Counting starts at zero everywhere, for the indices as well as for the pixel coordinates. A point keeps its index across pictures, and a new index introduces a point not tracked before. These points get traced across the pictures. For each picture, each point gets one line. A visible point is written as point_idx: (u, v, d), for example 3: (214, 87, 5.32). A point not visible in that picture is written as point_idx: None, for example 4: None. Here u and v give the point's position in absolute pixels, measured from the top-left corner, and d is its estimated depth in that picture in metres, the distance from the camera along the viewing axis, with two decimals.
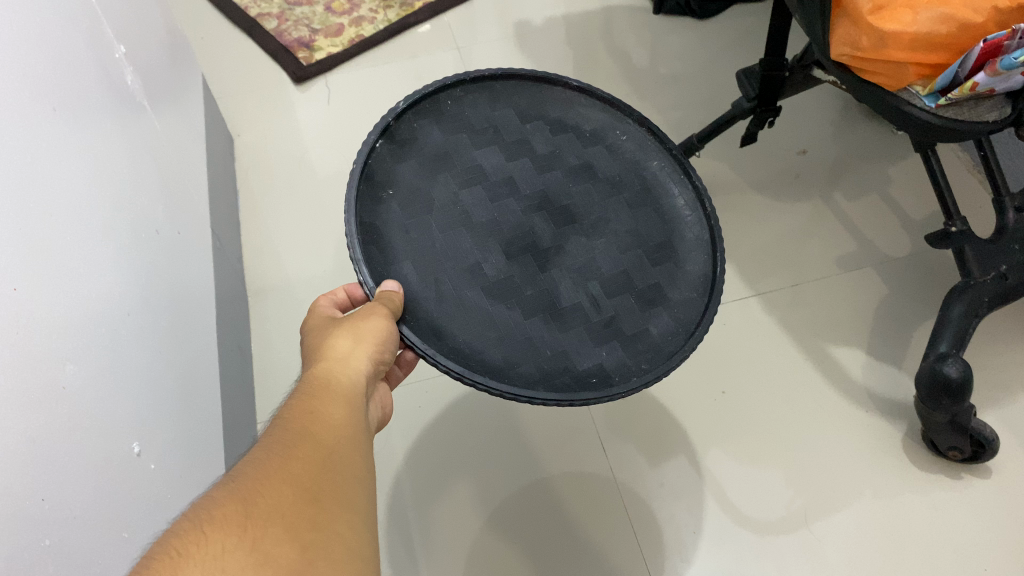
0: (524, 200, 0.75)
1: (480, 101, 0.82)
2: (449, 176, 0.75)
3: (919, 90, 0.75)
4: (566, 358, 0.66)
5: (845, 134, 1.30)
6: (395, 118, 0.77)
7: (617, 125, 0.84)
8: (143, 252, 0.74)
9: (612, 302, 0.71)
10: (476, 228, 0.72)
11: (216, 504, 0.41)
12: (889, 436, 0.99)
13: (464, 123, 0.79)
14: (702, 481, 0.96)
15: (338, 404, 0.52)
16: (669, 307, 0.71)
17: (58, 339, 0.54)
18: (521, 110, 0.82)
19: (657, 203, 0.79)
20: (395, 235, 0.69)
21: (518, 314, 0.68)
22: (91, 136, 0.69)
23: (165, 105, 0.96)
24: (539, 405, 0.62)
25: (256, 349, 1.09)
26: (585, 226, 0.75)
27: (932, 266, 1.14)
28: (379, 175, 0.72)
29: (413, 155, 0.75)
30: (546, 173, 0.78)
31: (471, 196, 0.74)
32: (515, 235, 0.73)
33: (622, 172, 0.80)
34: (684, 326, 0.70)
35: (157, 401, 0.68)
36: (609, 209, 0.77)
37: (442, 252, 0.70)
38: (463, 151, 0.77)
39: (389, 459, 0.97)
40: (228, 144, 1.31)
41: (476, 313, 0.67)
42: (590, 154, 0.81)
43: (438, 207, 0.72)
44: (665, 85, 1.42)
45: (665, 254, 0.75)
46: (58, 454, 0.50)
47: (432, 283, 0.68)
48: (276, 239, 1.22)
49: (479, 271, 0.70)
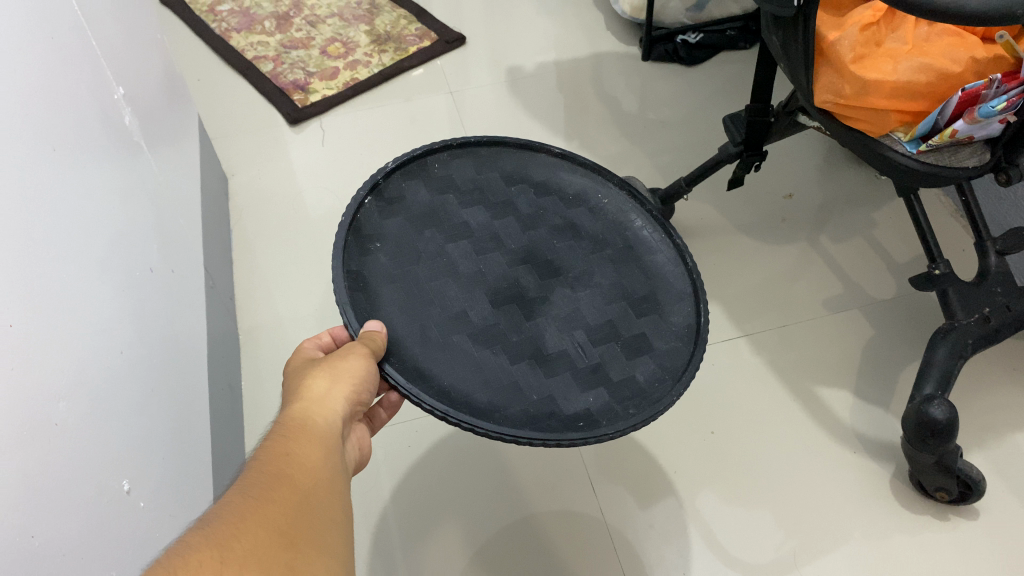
0: (508, 254, 0.77)
1: (465, 165, 0.84)
2: (436, 232, 0.76)
3: (901, 136, 0.77)
4: (553, 403, 0.67)
5: (830, 179, 1.33)
6: (384, 177, 0.79)
7: (599, 189, 0.86)
8: (138, 290, 0.75)
9: (598, 350, 0.71)
10: (462, 279, 0.73)
11: (191, 548, 0.39)
12: (878, 477, 1.00)
13: (451, 184, 0.81)
14: (692, 522, 0.96)
15: (313, 446, 0.52)
16: (655, 356, 0.72)
17: (52, 374, 0.54)
18: (505, 173, 0.84)
19: (640, 260, 0.80)
20: (382, 283, 0.70)
21: (504, 359, 0.69)
22: (90, 174, 0.71)
23: (163, 146, 0.97)
24: (526, 444, 0.61)
25: (247, 388, 1.09)
26: (569, 279, 0.77)
27: (916, 308, 1.16)
28: (368, 228, 0.74)
29: (402, 213, 0.77)
30: (531, 231, 0.80)
31: (458, 249, 0.76)
32: (501, 285, 0.74)
33: (604, 232, 0.82)
34: (670, 373, 0.70)
35: (148, 439, 0.68)
36: (592, 265, 0.78)
37: (429, 300, 0.71)
38: (450, 210, 0.79)
39: (379, 499, 0.97)
40: (222, 184, 1.32)
41: (462, 358, 0.68)
42: (573, 216, 0.83)
43: (425, 258, 0.74)
44: (654, 129, 1.45)
45: (648, 306, 0.76)
46: (48, 489, 0.50)
47: (419, 328, 0.68)
48: (268, 278, 1.22)
49: (465, 318, 0.71)
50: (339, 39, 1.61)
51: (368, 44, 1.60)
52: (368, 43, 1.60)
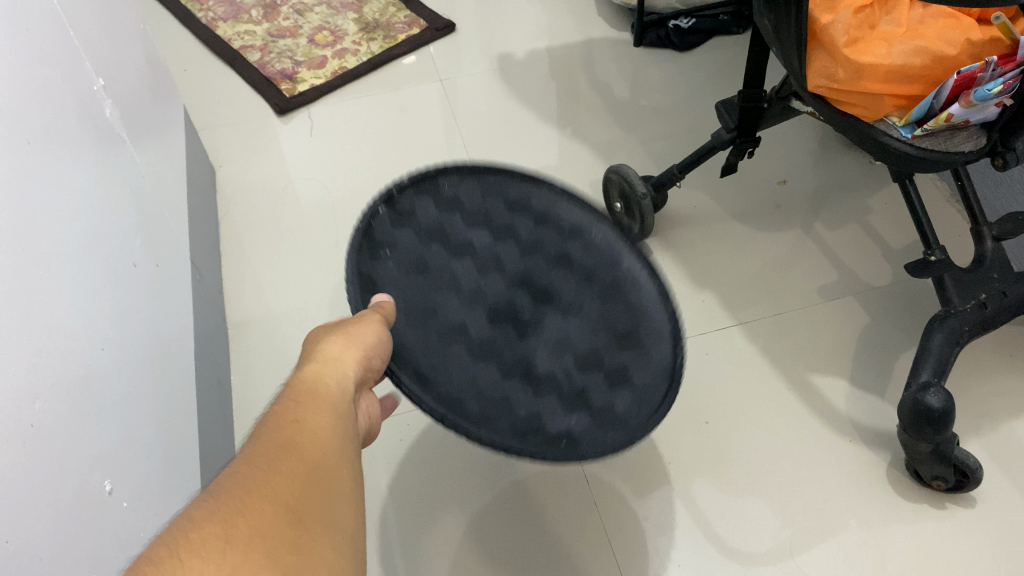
0: (503, 272, 0.74)
1: (476, 184, 0.80)
2: (438, 245, 0.75)
3: (896, 120, 0.76)
4: (538, 418, 0.67)
5: (824, 166, 1.31)
6: (399, 189, 0.78)
7: (606, 217, 0.78)
8: (120, 287, 0.73)
9: (582, 377, 0.69)
10: (455, 296, 0.72)
11: (195, 524, 0.37)
12: (874, 465, 0.99)
13: (460, 205, 0.79)
14: (688, 512, 0.95)
15: (322, 412, 0.50)
16: (630, 388, 0.69)
17: (28, 375, 0.53)
18: (515, 194, 0.79)
19: (636, 290, 0.73)
20: (387, 293, 0.71)
21: (495, 372, 0.69)
22: (69, 170, 0.69)
23: (145, 139, 0.95)
24: (511, 453, 0.63)
25: (237, 383, 1.08)
26: (560, 307, 0.73)
27: (912, 293, 1.15)
28: (379, 236, 0.74)
29: (412, 226, 0.76)
30: (530, 257, 0.76)
31: (455, 265, 0.74)
32: (500, 300, 0.73)
33: (608, 259, 0.76)
34: (646, 406, 0.67)
35: (132, 438, 0.67)
36: (585, 293, 0.74)
37: (429, 312, 0.71)
38: (455, 229, 0.77)
39: (373, 493, 0.96)
40: (210, 177, 1.30)
41: (460, 370, 0.69)
42: (575, 242, 0.77)
43: (427, 271, 0.74)
44: (646, 116, 1.43)
45: (634, 338, 0.71)
46: (24, 492, 0.49)
47: (421, 337, 0.69)
48: (257, 271, 1.21)
49: (457, 333, 0.71)
50: (327, 27, 1.59)
51: (357, 32, 1.58)
52: (356, 31, 1.58)
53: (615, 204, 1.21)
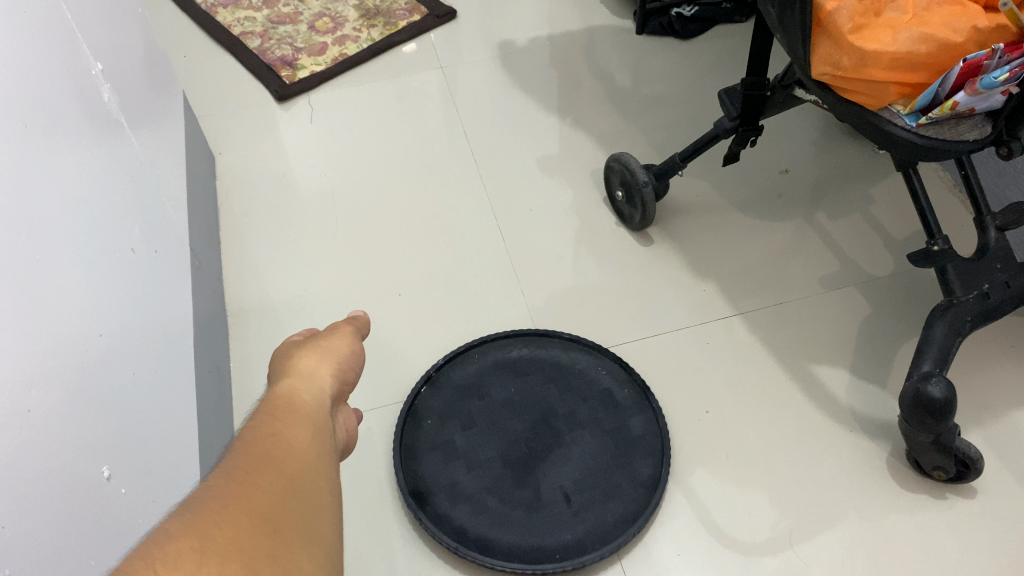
0: (517, 475, 0.94)
1: (506, 349, 1.06)
2: (467, 430, 0.98)
3: (900, 109, 0.75)
4: (540, 545, 0.89)
5: (827, 156, 1.31)
6: (437, 369, 1.03)
7: (599, 364, 1.05)
8: (118, 274, 0.73)
9: (576, 499, 0.92)
10: (475, 458, 0.96)
11: (168, 538, 0.35)
12: (874, 456, 0.98)
13: (492, 361, 1.05)
14: (688, 503, 0.95)
15: (302, 425, 0.47)
16: (609, 533, 0.89)
17: (24, 360, 0.53)
18: (534, 348, 1.06)
19: (619, 428, 0.99)
20: (430, 449, 0.97)
21: (506, 501, 0.92)
22: (66, 156, 0.69)
23: (144, 124, 0.95)
24: (515, 571, 0.86)
25: (236, 370, 1.07)
26: (560, 451, 0.96)
27: (914, 284, 1.14)
28: (423, 411, 1.00)
29: (448, 389, 1.02)
30: (538, 380, 1.03)
31: (479, 431, 0.98)
32: (507, 451, 0.96)
33: (595, 394, 1.02)
34: (605, 544, 0.88)
35: (131, 424, 0.67)
36: (577, 439, 0.98)
37: (458, 458, 0.96)
38: (484, 381, 1.03)
39: (372, 481, 0.96)
40: (210, 163, 1.30)
41: (481, 462, 0.95)
42: (574, 381, 1.03)
43: (458, 432, 0.98)
44: (648, 104, 1.42)
45: (613, 488, 0.93)
46: (21, 479, 0.49)
47: (452, 452, 0.96)
48: (257, 258, 1.20)
49: (478, 479, 0.94)
50: (327, 14, 1.59)
51: (357, 19, 1.57)
52: (357, 18, 1.57)
53: (617, 192, 1.20)
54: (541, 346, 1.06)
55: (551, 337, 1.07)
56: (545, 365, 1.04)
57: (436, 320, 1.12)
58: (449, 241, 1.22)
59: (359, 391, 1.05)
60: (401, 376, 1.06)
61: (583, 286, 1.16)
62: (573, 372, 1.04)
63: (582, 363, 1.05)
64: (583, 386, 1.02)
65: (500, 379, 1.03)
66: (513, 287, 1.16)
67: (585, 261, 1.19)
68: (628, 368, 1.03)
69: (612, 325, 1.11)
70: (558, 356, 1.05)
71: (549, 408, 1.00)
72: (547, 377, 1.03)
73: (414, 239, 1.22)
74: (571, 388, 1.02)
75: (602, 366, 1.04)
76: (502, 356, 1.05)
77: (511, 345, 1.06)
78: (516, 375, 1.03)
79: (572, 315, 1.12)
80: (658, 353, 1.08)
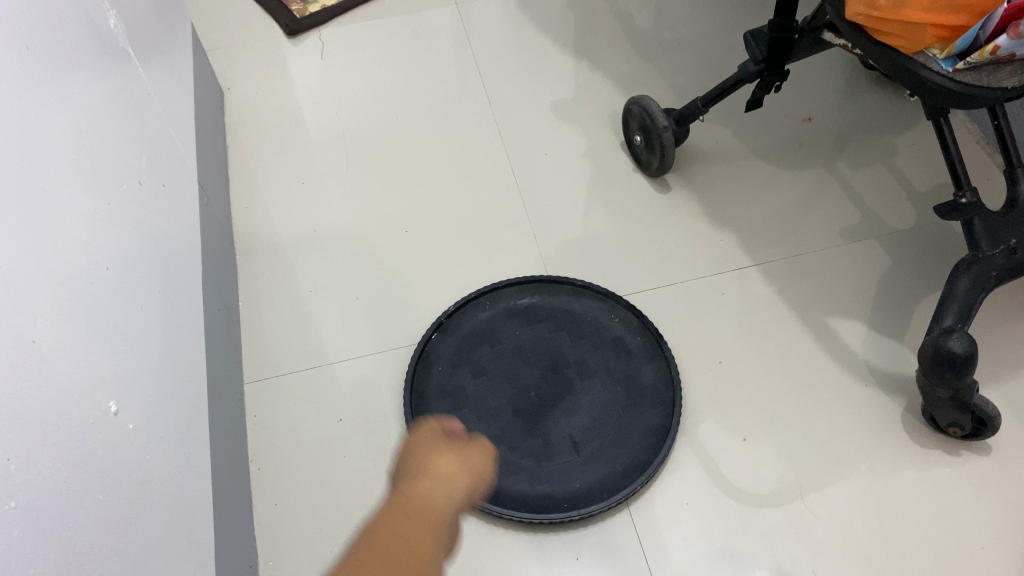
0: (527, 424, 0.93)
1: (518, 297, 1.04)
2: (478, 378, 0.97)
3: (937, 53, 0.72)
4: (547, 495, 0.89)
5: (851, 104, 1.27)
6: (448, 316, 1.02)
7: (611, 312, 1.03)
8: (126, 208, 0.71)
9: (584, 448, 0.92)
10: (486, 407, 0.95)
11: None
12: (889, 411, 0.97)
13: (503, 308, 1.03)
14: (697, 452, 0.94)
15: None
16: (618, 483, 0.89)
17: (28, 291, 0.51)
18: (546, 297, 1.04)
19: (630, 377, 0.97)
20: (440, 396, 0.96)
21: (516, 449, 0.92)
22: (71, 82, 0.66)
23: (152, 55, 0.92)
24: (522, 519, 0.86)
25: (244, 309, 1.07)
26: (571, 400, 0.95)
27: (937, 237, 1.11)
28: (434, 359, 0.99)
29: (460, 337, 1.01)
30: (550, 330, 1.01)
31: (490, 380, 0.97)
32: (518, 399, 0.95)
33: (607, 344, 1.00)
34: (613, 495, 0.88)
35: (138, 359, 0.66)
36: (589, 388, 0.96)
37: (467, 406, 0.95)
38: (495, 330, 1.01)
39: (381, 424, 0.96)
40: (219, 98, 1.27)
41: (492, 411, 0.95)
42: (586, 331, 1.01)
43: (468, 381, 0.97)
44: (669, 47, 1.38)
45: (623, 438, 0.93)
46: (27, 411, 0.48)
47: (462, 400, 0.95)
48: (265, 196, 1.18)
49: (488, 428, 0.93)
50: None
51: None
52: None
53: (635, 136, 1.18)
54: (553, 293, 1.05)
55: (564, 284, 1.05)
56: (557, 313, 1.03)
57: (446, 264, 1.11)
58: (461, 183, 1.20)
59: (368, 333, 1.04)
60: (411, 319, 1.05)
61: (597, 233, 1.14)
62: (585, 320, 1.02)
63: (595, 311, 1.03)
64: (594, 334, 1.01)
65: (512, 327, 1.01)
66: (526, 232, 1.14)
67: (600, 207, 1.17)
68: (641, 315, 1.01)
69: (626, 273, 1.10)
70: (570, 304, 1.04)
71: (560, 356, 0.99)
72: (558, 325, 1.02)
73: (426, 180, 1.20)
74: (584, 337, 1.01)
75: (615, 314, 1.03)
76: (514, 303, 1.04)
77: (523, 292, 1.05)
78: (528, 323, 1.02)
79: (585, 262, 1.10)
80: (671, 302, 1.07)
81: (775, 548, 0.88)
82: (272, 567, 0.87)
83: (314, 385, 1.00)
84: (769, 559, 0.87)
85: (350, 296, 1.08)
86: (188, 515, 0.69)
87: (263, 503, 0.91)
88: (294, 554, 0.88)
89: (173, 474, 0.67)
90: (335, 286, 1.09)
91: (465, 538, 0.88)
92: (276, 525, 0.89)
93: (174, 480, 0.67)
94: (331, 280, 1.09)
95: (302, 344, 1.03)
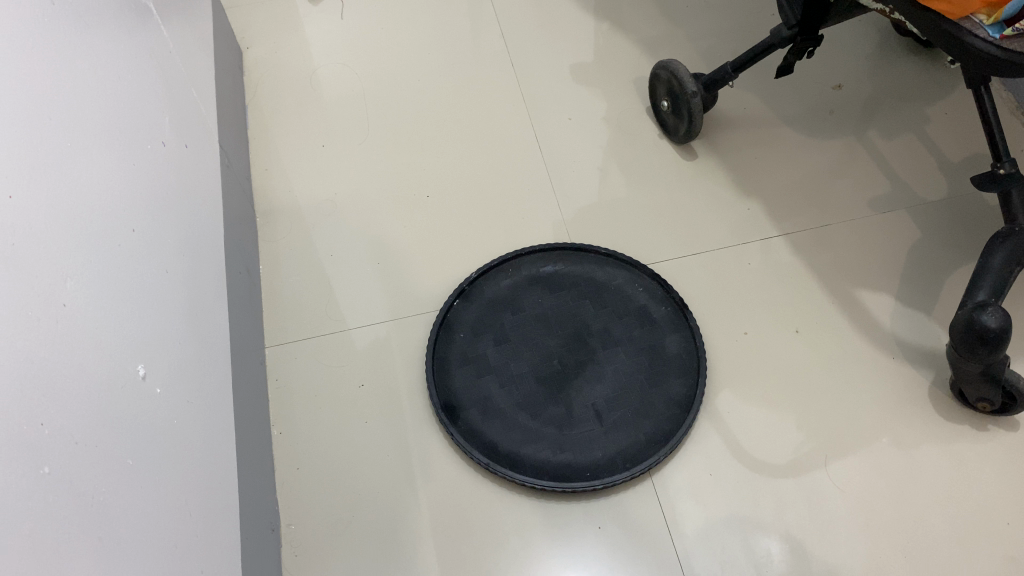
0: (549, 393, 0.93)
1: (541, 264, 1.03)
2: (500, 346, 0.97)
3: (983, 19, 0.70)
4: (569, 464, 0.88)
5: (883, 72, 1.24)
6: (470, 282, 1.01)
7: (635, 281, 1.02)
8: (151, 169, 0.70)
9: (608, 418, 0.91)
10: (507, 375, 0.94)
11: None
12: (916, 384, 0.96)
13: (525, 276, 1.02)
14: (720, 422, 0.94)
15: None
16: (641, 453, 0.89)
17: (58, 252, 0.51)
18: (569, 264, 1.03)
19: (654, 347, 0.96)
20: (461, 363, 0.95)
21: (538, 418, 0.91)
22: (96, 40, 0.65)
23: (175, 15, 0.91)
24: (544, 487, 0.86)
25: (265, 272, 1.06)
26: (594, 370, 0.95)
27: (969, 209, 1.09)
28: (455, 326, 0.98)
29: (482, 303, 1.00)
30: (573, 298, 1.00)
31: (512, 348, 0.96)
32: (540, 367, 0.95)
33: (631, 313, 0.99)
34: (635, 465, 0.88)
35: (165, 323, 0.66)
36: (613, 357, 0.96)
37: (489, 372, 0.94)
38: (518, 298, 1.00)
39: (402, 390, 0.96)
40: (237, 57, 1.26)
41: (514, 379, 0.94)
42: (609, 299, 1.00)
43: (490, 349, 0.96)
44: (696, 9, 1.35)
45: (646, 407, 0.92)
46: (59, 376, 0.48)
47: (484, 367, 0.95)
48: (284, 159, 1.17)
49: (510, 396, 0.93)
50: None
51: None
52: None
53: (662, 102, 1.15)
54: (576, 262, 1.03)
55: (587, 252, 1.04)
56: (580, 281, 1.02)
57: (469, 228, 1.09)
58: (483, 147, 1.18)
59: (389, 298, 1.03)
60: (433, 285, 1.04)
61: (621, 199, 1.12)
62: (608, 289, 1.01)
63: (619, 280, 1.02)
64: (618, 302, 1.00)
65: (535, 294, 1.00)
66: (548, 197, 1.12)
67: (624, 173, 1.15)
68: (666, 285, 1.00)
69: (650, 240, 1.08)
70: (593, 272, 1.03)
71: (582, 324, 0.98)
72: (581, 293, 1.01)
73: (448, 143, 1.18)
74: (607, 305, 1.00)
75: (638, 283, 1.02)
76: (536, 271, 1.03)
77: (546, 260, 1.04)
78: (551, 291, 1.01)
79: (609, 229, 1.09)
80: (695, 271, 1.05)
81: (797, 520, 0.88)
82: (293, 530, 0.87)
83: (336, 350, 0.99)
84: (790, 531, 0.87)
85: (371, 261, 1.07)
86: (215, 480, 0.69)
87: (284, 466, 0.91)
88: (315, 517, 0.88)
89: (200, 437, 0.67)
90: (357, 251, 1.08)
91: (486, 505, 0.88)
92: (297, 489, 0.89)
93: (201, 445, 0.67)
94: (353, 245, 1.08)
95: (323, 308, 1.03)
